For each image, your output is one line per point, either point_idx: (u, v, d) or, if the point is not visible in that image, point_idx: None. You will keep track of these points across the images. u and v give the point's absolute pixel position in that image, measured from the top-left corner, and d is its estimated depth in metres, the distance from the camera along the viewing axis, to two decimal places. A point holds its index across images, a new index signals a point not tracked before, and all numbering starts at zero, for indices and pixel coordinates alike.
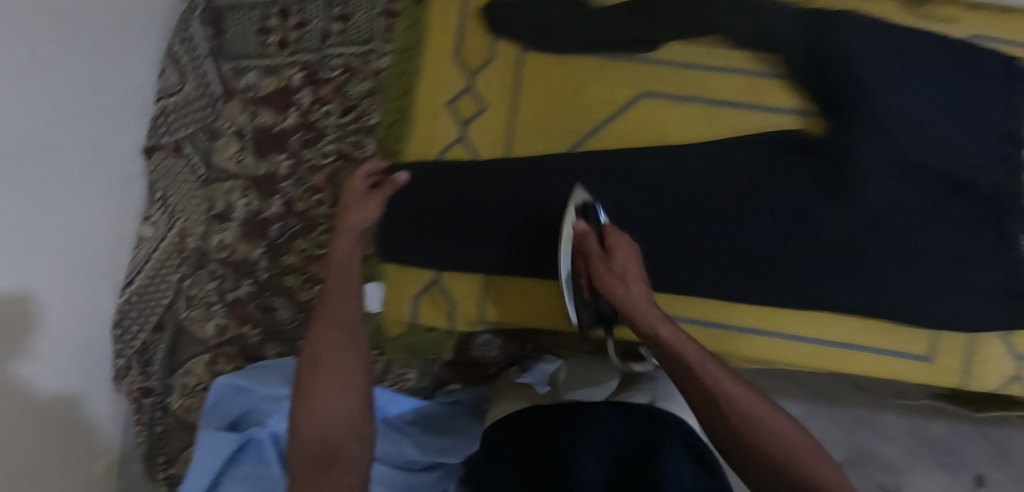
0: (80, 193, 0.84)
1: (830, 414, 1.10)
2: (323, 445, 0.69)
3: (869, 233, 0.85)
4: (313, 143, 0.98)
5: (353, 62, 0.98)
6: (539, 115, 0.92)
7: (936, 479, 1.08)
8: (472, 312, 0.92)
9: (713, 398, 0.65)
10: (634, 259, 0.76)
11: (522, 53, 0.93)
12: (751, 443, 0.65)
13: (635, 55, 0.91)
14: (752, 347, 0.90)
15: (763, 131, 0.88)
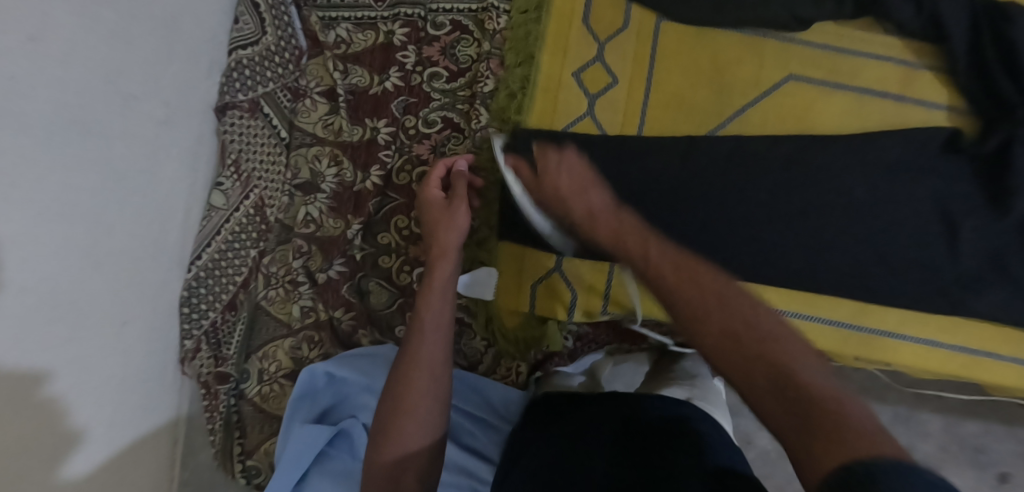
0: (128, 150, 0.74)
1: (897, 417, 1.08)
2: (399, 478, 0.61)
3: (1012, 237, 0.82)
4: (416, 110, 0.88)
5: (464, 21, 0.88)
6: (678, 93, 0.85)
7: (965, 477, 1.06)
8: (595, 304, 0.85)
9: (712, 316, 0.51)
10: (569, 170, 0.70)
11: (659, 22, 0.85)
12: (709, 329, 0.50)
13: (781, 34, 0.85)
14: (881, 350, 0.87)
15: (909, 125, 0.85)
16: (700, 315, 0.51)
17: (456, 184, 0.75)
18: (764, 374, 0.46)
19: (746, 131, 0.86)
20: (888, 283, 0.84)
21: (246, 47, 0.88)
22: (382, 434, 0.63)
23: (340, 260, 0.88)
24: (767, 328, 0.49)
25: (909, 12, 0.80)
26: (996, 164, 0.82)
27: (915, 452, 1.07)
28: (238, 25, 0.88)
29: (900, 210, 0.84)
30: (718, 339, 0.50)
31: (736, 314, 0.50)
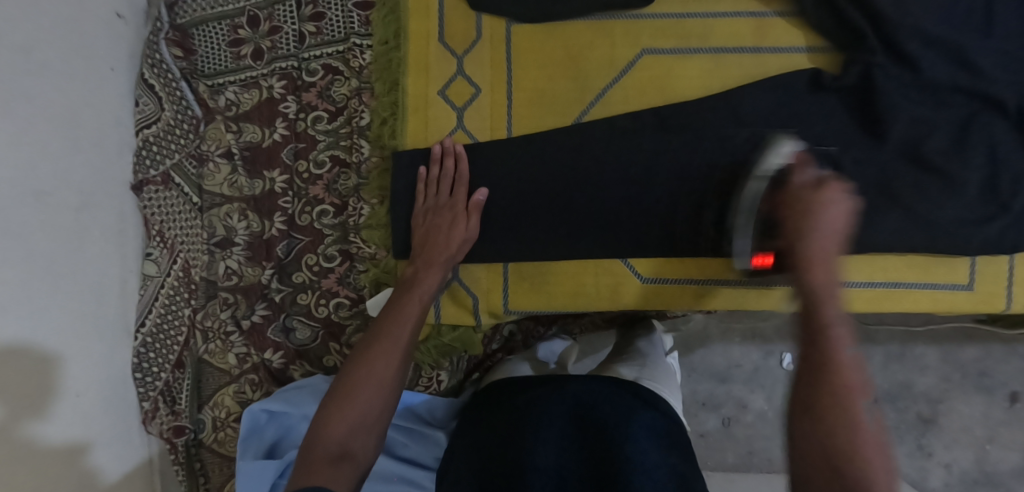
0: (64, 237, 0.82)
1: (890, 355, 1.13)
2: (348, 449, 0.64)
3: (908, 164, 0.81)
4: (306, 154, 0.94)
5: (335, 63, 0.94)
6: (539, 88, 0.89)
7: (972, 402, 1.11)
8: (496, 304, 0.90)
9: (853, 384, 0.59)
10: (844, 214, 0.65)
11: (509, 27, 0.89)
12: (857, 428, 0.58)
13: (626, 13, 0.87)
14: (788, 300, 0.87)
15: (772, 74, 0.86)
16: (836, 410, 0.59)
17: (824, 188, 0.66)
18: (849, 475, 0.57)
19: (611, 111, 0.87)
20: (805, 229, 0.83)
21: (149, 125, 0.95)
22: (336, 404, 0.67)
23: (262, 303, 0.95)
24: (855, 434, 0.58)
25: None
26: (864, 95, 0.82)
27: (915, 389, 1.12)
28: (139, 105, 0.95)
29: (796, 160, 0.83)
30: (821, 426, 0.59)
31: (863, 394, 0.60)
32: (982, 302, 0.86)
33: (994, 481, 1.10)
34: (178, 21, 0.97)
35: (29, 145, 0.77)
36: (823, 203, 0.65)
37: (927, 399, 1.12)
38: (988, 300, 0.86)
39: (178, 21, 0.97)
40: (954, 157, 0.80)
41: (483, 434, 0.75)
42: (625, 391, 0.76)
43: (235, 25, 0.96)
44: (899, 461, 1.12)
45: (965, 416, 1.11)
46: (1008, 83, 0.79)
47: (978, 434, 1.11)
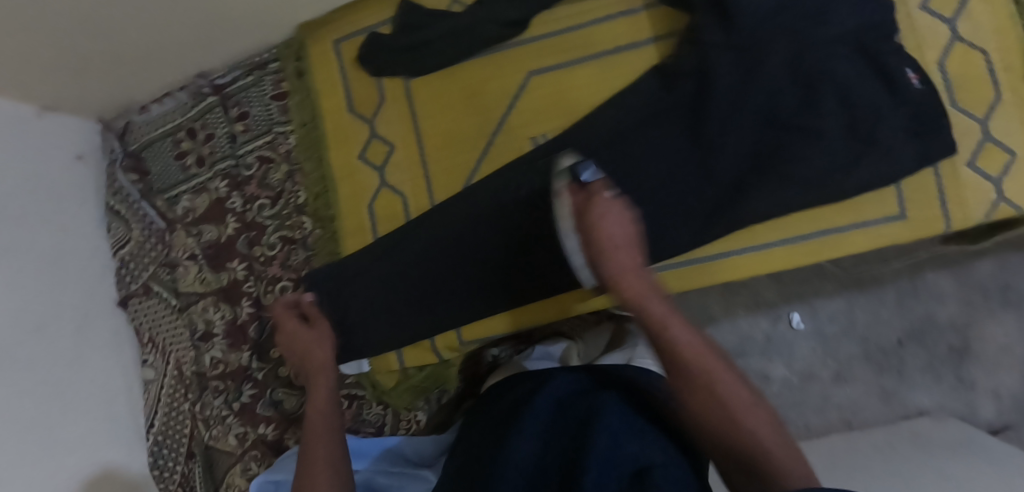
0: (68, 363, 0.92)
1: (905, 292, 1.18)
2: None
3: (781, 124, 0.85)
4: (258, 240, 1.02)
5: (266, 153, 1.03)
6: (446, 130, 0.95)
7: (1006, 319, 1.16)
8: (453, 339, 0.95)
9: (682, 359, 0.61)
10: (621, 221, 0.67)
11: (407, 83, 0.96)
12: (701, 416, 0.61)
13: (505, 42, 0.93)
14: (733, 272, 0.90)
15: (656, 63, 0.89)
16: (692, 378, 0.61)
17: (597, 196, 0.69)
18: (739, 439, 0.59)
19: (516, 133, 0.92)
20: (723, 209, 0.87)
21: (123, 247, 1.06)
22: None
23: (247, 384, 1.02)
24: (731, 385, 0.60)
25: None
26: (708, 76, 0.85)
27: (939, 320, 1.17)
28: (112, 231, 1.07)
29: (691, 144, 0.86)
30: (694, 388, 0.61)
31: (711, 367, 0.61)
32: (923, 227, 0.85)
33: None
34: (130, 150, 1.09)
35: (29, 290, 0.89)
36: (597, 216, 0.67)
37: (955, 329, 1.17)
38: (928, 223, 0.85)
39: (130, 150, 1.09)
40: (829, 106, 0.84)
41: (484, 435, 0.76)
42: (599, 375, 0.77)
43: (177, 140, 1.07)
44: (944, 398, 1.18)
45: (998, 336, 1.16)
46: (849, 20, 0.83)
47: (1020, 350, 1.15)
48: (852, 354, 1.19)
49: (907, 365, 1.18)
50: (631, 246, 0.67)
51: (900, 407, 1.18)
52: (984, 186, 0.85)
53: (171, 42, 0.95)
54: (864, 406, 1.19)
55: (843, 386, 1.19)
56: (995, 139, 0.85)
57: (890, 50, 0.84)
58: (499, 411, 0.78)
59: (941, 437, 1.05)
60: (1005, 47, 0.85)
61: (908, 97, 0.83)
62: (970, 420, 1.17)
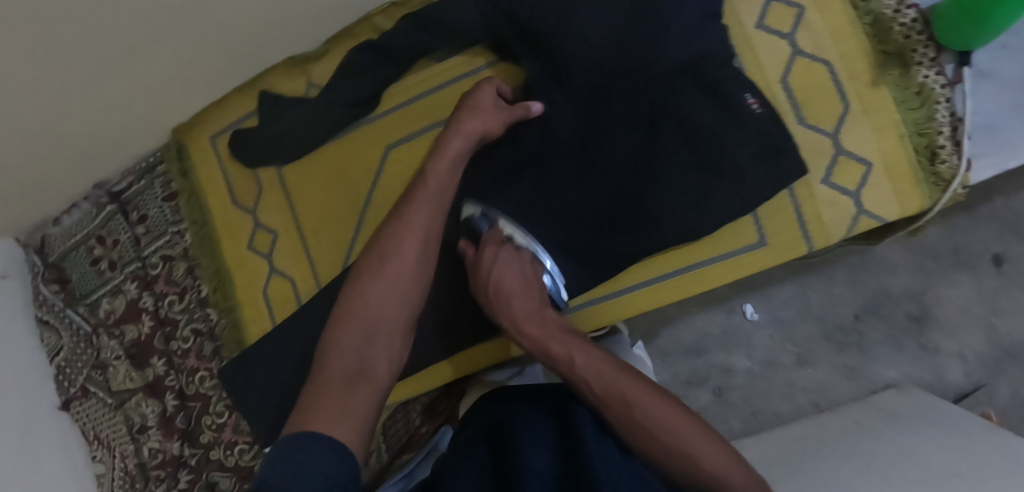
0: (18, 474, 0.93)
1: (853, 269, 1.20)
2: (360, 370, 0.64)
3: (635, 159, 0.83)
4: (173, 334, 1.07)
5: (168, 251, 1.07)
6: (322, 210, 0.98)
7: (960, 279, 1.19)
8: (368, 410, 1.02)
9: (591, 396, 0.69)
10: (511, 267, 0.78)
11: (279, 169, 1.00)
12: (650, 449, 0.65)
13: (361, 120, 0.96)
14: (639, 300, 0.90)
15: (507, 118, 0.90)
16: (615, 416, 0.67)
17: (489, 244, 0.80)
18: (675, 464, 0.64)
19: (383, 206, 0.95)
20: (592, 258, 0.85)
21: (57, 353, 1.08)
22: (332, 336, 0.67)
23: (183, 471, 1.07)
24: (649, 407, 0.66)
25: (427, 36, 0.87)
26: (552, 126, 0.85)
27: (893, 291, 1.20)
28: (43, 340, 1.08)
29: (553, 194, 0.84)
30: (630, 424, 0.66)
31: (620, 398, 0.67)
32: (787, 250, 0.85)
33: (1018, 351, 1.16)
34: (51, 260, 1.12)
35: None
36: (489, 264, 0.78)
37: (910, 297, 1.19)
38: (791, 245, 0.85)
39: (51, 260, 1.12)
40: (683, 137, 0.83)
41: (479, 446, 0.68)
42: (587, 397, 0.76)
43: (89, 246, 1.11)
44: (909, 368, 1.19)
45: (955, 298, 1.17)
46: (678, 47, 0.81)
47: (980, 310, 1.17)
48: (811, 336, 1.20)
49: (866, 339, 1.19)
50: (525, 286, 0.78)
51: (867, 382, 1.19)
52: (840, 201, 0.84)
53: (59, 153, 0.97)
54: (831, 386, 1.19)
55: (805, 368, 1.20)
56: (847, 152, 0.83)
57: (730, 75, 0.83)
58: (491, 422, 0.72)
59: (908, 407, 1.06)
60: (847, 53, 0.84)
61: (754, 120, 0.82)
62: (938, 386, 1.17)
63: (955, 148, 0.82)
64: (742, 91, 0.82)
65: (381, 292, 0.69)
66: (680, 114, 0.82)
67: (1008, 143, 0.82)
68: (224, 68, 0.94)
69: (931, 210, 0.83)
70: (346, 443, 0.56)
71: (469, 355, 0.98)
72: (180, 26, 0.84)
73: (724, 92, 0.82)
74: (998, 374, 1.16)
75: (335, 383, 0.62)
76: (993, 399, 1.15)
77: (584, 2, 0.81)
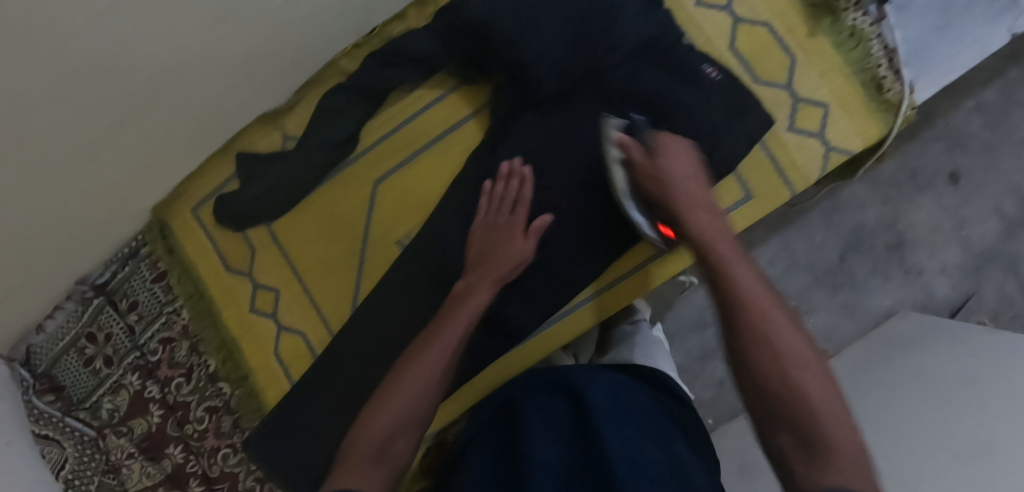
0: None
1: (828, 214, 1.29)
2: (384, 444, 0.64)
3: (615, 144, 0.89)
4: (186, 417, 1.03)
5: (167, 334, 1.04)
6: (321, 258, 0.98)
7: (924, 200, 1.29)
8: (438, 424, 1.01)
9: (733, 277, 0.65)
10: (684, 154, 0.82)
11: (270, 227, 1.00)
12: (756, 368, 0.58)
13: (343, 162, 0.97)
14: (645, 277, 0.98)
15: (479, 137, 0.96)
16: (739, 313, 0.62)
17: (666, 141, 0.83)
18: (774, 388, 0.57)
19: (383, 240, 0.96)
20: (574, 261, 0.94)
21: (62, 467, 1.03)
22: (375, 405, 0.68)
23: None
24: (782, 331, 0.60)
25: (394, 71, 0.90)
26: (530, 129, 0.92)
27: (868, 225, 1.28)
28: (46, 455, 1.02)
29: (545, 189, 0.92)
30: (751, 323, 0.60)
31: (751, 298, 0.63)
32: (771, 201, 0.90)
33: (991, 256, 1.26)
34: (39, 370, 1.06)
35: None
36: (666, 153, 0.81)
37: (885, 228, 1.28)
38: (774, 194, 0.89)
39: (39, 370, 1.06)
40: (656, 116, 0.89)
41: (501, 437, 0.72)
42: (605, 376, 0.78)
43: (80, 347, 1.06)
44: (901, 293, 1.28)
45: (924, 220, 1.28)
46: (630, 38, 0.88)
47: (950, 225, 1.27)
48: (804, 285, 1.29)
49: (857, 275, 1.29)
50: (697, 177, 0.81)
51: (868, 315, 1.28)
52: (810, 143, 0.90)
53: (38, 258, 0.93)
54: (837, 326, 1.28)
55: (808, 317, 1.30)
56: (804, 99, 0.90)
57: (684, 52, 0.90)
58: (513, 409, 0.75)
59: (903, 334, 1.14)
60: (781, 11, 0.91)
61: (716, 88, 0.88)
62: (932, 303, 1.27)
63: (896, 77, 0.90)
64: (697, 65, 0.89)
65: (430, 360, 0.72)
66: (645, 96, 0.89)
67: (941, 62, 0.90)
68: (199, 136, 0.95)
69: (889, 136, 0.89)
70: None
71: (497, 368, 1.00)
72: (164, 105, 0.84)
73: (681, 69, 0.89)
74: (980, 279, 1.26)
75: (361, 452, 0.63)
76: (983, 305, 1.25)
77: (540, 18, 0.88)
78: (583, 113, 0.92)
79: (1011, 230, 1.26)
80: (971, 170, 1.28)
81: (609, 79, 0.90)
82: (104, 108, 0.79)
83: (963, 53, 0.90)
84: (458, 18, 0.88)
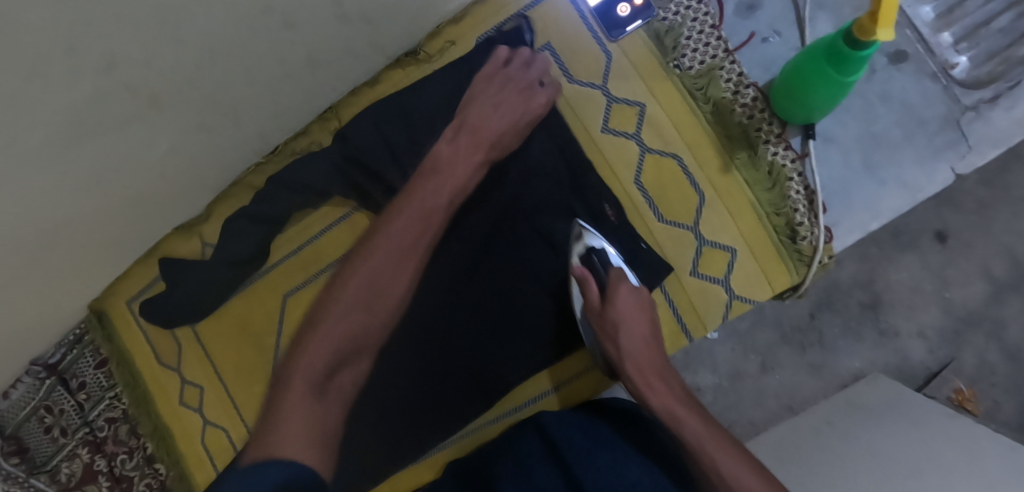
0: None
1: None
2: (319, 387, 0.76)
3: (506, 279, 0.86)
4: (130, 490, 1.11)
5: (113, 413, 1.13)
6: (238, 362, 1.03)
7: (907, 262, 1.10)
8: None
9: (667, 413, 0.75)
10: (636, 308, 0.80)
11: (194, 328, 1.04)
12: None
13: (255, 275, 1.00)
14: (587, 383, 0.90)
15: None
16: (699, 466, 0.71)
17: (620, 289, 0.81)
18: None
19: (293, 349, 1.00)
20: (444, 399, 0.88)
21: None
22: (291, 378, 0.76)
23: None
24: (730, 465, 0.68)
25: (292, 194, 0.92)
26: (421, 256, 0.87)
27: (842, 286, 1.11)
28: None
29: (433, 322, 0.88)
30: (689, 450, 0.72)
31: (694, 446, 0.71)
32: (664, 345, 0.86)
33: (974, 320, 1.09)
34: (6, 432, 1.12)
35: None
36: (615, 310, 0.80)
37: (861, 287, 1.11)
38: (669, 340, 0.85)
39: (6, 432, 1.12)
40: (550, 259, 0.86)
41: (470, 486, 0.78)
42: (576, 414, 0.81)
43: (40, 416, 1.13)
44: (873, 356, 1.10)
45: (904, 279, 1.10)
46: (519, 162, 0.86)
47: (931, 287, 1.09)
48: (771, 341, 1.12)
49: (826, 335, 1.11)
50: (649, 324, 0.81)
51: (835, 377, 1.10)
52: (713, 288, 0.85)
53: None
54: (801, 385, 1.10)
55: (772, 374, 1.11)
56: (709, 241, 0.85)
57: (587, 184, 0.86)
58: (488, 453, 0.82)
59: (878, 400, 0.98)
60: (693, 141, 0.85)
61: (612, 228, 0.85)
62: (906, 368, 1.09)
63: (813, 222, 0.83)
64: (593, 205, 0.85)
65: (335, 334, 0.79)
66: (538, 231, 0.86)
67: (864, 206, 0.84)
68: (125, 252, 0.99)
69: (801, 285, 0.84)
70: (307, 466, 0.66)
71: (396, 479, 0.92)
72: (72, 239, 0.85)
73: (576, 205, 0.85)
74: (959, 344, 1.09)
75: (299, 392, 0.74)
76: (961, 372, 1.08)
77: (432, 142, 0.87)
78: (475, 243, 0.87)
79: (998, 295, 1.08)
80: (960, 228, 1.10)
81: (500, 202, 0.86)
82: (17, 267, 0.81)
83: (891, 195, 0.84)
84: (349, 144, 0.88)
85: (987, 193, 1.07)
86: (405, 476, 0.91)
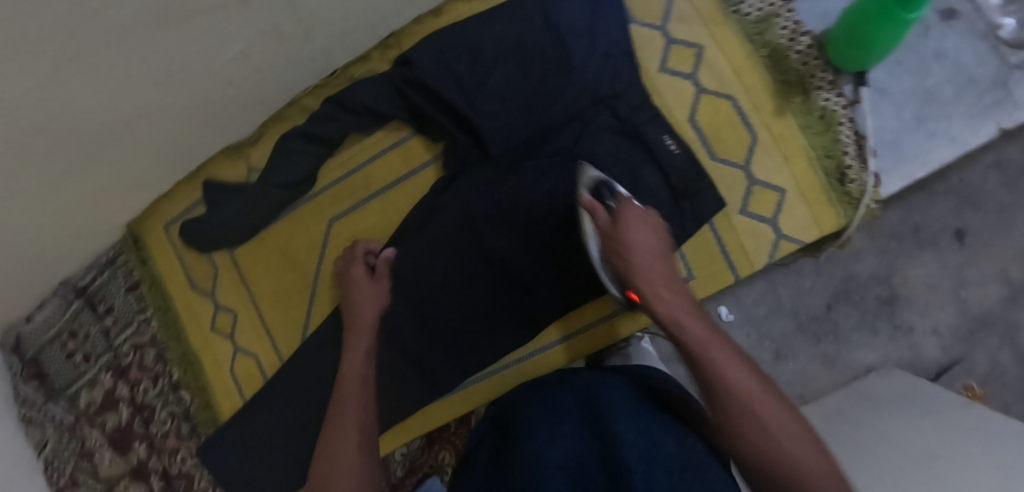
0: None
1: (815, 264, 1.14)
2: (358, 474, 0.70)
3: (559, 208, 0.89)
4: (151, 418, 1.10)
5: (138, 340, 1.11)
6: (274, 285, 1.03)
7: (926, 259, 1.09)
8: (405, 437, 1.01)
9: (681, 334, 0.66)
10: (647, 232, 0.72)
11: (232, 253, 1.04)
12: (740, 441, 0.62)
13: (301, 199, 1.01)
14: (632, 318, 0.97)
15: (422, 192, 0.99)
16: (709, 383, 0.64)
17: (631, 210, 0.74)
18: (747, 438, 0.61)
19: (336, 276, 1.01)
20: (489, 333, 0.94)
21: (43, 448, 1.09)
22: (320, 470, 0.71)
23: None
24: (747, 393, 0.62)
25: (350, 118, 0.93)
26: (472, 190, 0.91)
27: (860, 278, 1.10)
28: (29, 434, 1.08)
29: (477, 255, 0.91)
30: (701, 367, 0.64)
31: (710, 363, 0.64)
32: (711, 282, 0.89)
33: (988, 320, 1.08)
34: (27, 357, 1.11)
35: None
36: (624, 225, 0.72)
37: (879, 280, 1.10)
38: (716, 278, 0.88)
39: (27, 357, 1.11)
40: None
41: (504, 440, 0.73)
42: (613, 377, 0.77)
43: (62, 340, 1.11)
44: (886, 350, 1.10)
45: (924, 276, 1.09)
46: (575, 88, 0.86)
47: (949, 284, 1.09)
48: (787, 330, 1.10)
49: (842, 328, 1.10)
50: (653, 228, 0.73)
51: (848, 368, 1.10)
52: (760, 228, 0.88)
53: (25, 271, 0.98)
54: (814, 376, 1.10)
55: (786, 363, 1.10)
56: (760, 181, 0.87)
57: (645, 118, 0.87)
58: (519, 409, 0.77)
59: (891, 392, 0.98)
60: (749, 85, 0.88)
61: (670, 162, 0.85)
62: (917, 364, 1.09)
63: (862, 166, 0.86)
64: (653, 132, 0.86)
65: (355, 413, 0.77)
66: (591, 167, 0.87)
67: (914, 152, 0.89)
68: (170, 165, 0.97)
69: (847, 227, 0.87)
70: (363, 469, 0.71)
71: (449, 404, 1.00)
72: (128, 137, 0.84)
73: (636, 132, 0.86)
74: (973, 344, 1.09)
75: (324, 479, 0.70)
76: (972, 370, 1.08)
77: (490, 70, 0.87)
78: (531, 171, 0.88)
79: (1015, 297, 1.07)
80: (980, 229, 1.09)
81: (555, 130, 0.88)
82: (71, 145, 0.80)
83: (940, 148, 0.89)
84: (411, 69, 0.88)
85: (1010, 195, 1.07)
86: (446, 404, 1.00)
